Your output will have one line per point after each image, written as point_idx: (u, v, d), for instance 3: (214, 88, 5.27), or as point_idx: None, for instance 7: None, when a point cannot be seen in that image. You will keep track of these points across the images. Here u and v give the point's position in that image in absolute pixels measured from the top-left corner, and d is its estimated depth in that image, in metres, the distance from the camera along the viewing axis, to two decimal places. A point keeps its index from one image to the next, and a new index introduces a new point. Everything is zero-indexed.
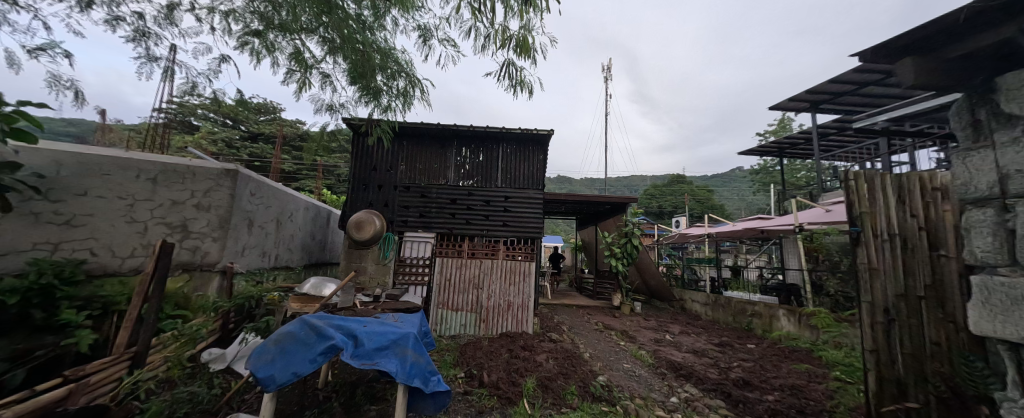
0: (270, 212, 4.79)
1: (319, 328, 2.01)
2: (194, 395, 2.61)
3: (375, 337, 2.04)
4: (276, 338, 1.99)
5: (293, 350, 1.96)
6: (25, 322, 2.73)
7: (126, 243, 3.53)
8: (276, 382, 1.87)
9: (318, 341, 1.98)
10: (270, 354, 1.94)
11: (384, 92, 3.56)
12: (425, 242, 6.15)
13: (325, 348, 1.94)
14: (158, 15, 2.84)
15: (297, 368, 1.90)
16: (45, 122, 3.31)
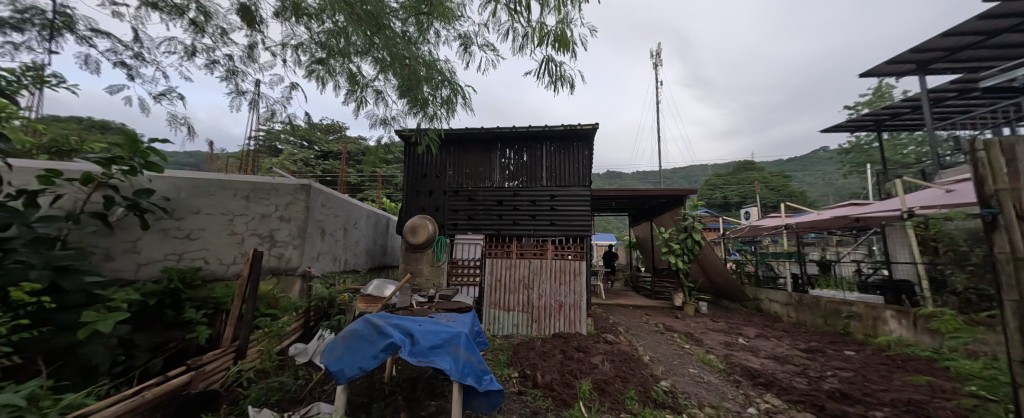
0: (338, 221, 5.29)
1: (379, 326, 2.16)
2: (284, 385, 3.00)
3: (429, 336, 2.13)
4: (344, 335, 2.19)
5: (358, 347, 2.13)
6: (161, 319, 3.35)
7: (228, 252, 4.14)
8: (346, 375, 2.05)
9: (379, 338, 2.12)
10: (339, 350, 2.15)
11: (431, 102, 3.71)
12: (476, 244, 6.32)
13: (385, 345, 2.07)
14: (242, 55, 3.28)
15: (362, 363, 2.06)
16: (170, 155, 4.04)
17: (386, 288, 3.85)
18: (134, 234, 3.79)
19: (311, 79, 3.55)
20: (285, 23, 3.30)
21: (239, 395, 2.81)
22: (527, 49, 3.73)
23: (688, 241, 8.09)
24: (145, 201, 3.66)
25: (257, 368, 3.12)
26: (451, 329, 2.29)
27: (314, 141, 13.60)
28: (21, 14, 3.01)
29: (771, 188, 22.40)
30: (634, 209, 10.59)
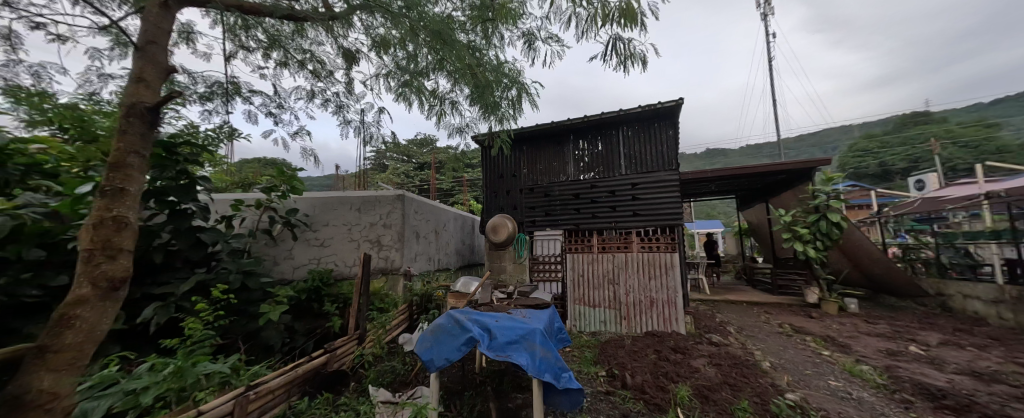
0: (430, 225, 5.87)
1: (461, 321, 2.33)
2: (394, 369, 3.48)
3: (505, 332, 2.20)
4: (432, 329, 2.43)
5: (444, 340, 2.34)
6: (308, 310, 4.26)
7: (349, 256, 4.94)
8: (436, 365, 2.28)
9: (460, 333, 2.29)
10: (429, 341, 2.39)
11: (501, 104, 3.76)
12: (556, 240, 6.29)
13: (466, 338, 2.22)
14: (343, 91, 3.90)
15: (448, 354, 2.25)
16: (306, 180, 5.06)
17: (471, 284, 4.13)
18: (288, 245, 4.86)
19: (400, 101, 3.89)
20: (375, 57, 3.70)
21: (362, 375, 3.38)
22: (591, 33, 3.55)
23: (821, 223, 6.57)
24: (293, 218, 4.68)
25: (374, 353, 3.67)
26: (530, 324, 2.36)
27: (412, 155, 15.42)
28: (211, 89, 4.11)
29: (961, 144, 16.53)
30: (742, 190, 9.10)
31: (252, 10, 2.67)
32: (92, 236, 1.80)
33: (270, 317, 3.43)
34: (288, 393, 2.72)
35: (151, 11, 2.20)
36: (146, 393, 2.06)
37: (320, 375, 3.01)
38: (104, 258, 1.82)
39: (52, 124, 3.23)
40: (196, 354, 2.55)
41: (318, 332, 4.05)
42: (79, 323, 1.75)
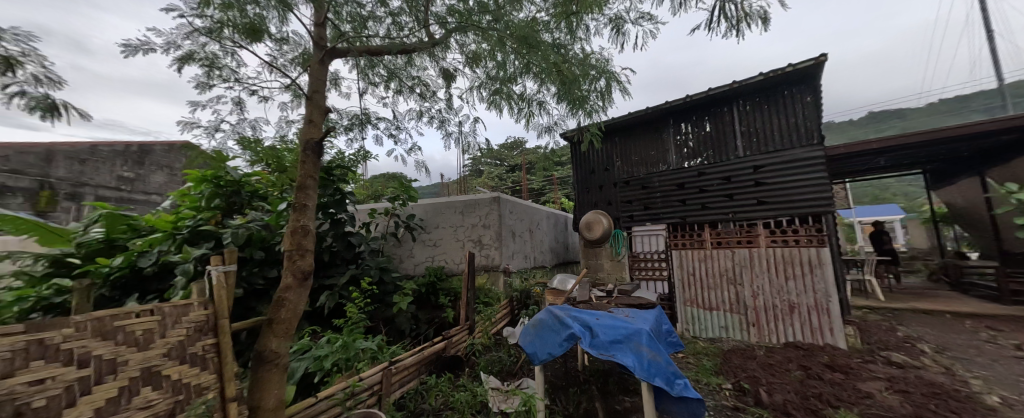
0: (524, 224, 6.08)
1: (560, 317, 2.35)
2: (502, 360, 3.71)
3: (608, 331, 2.13)
4: (533, 323, 2.53)
5: (546, 335, 2.38)
6: (427, 302, 4.85)
7: (456, 256, 5.41)
8: (539, 358, 2.32)
9: (561, 328, 2.31)
10: (531, 335, 2.48)
11: (589, 98, 3.57)
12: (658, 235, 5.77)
13: (567, 334, 2.22)
14: (444, 108, 4.31)
15: (551, 349, 2.27)
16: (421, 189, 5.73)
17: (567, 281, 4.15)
18: (409, 245, 5.63)
19: (492, 109, 4.13)
20: (469, 72, 3.97)
21: (473, 361, 3.70)
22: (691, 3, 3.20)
23: None
24: (412, 222, 5.40)
25: (484, 343, 3.95)
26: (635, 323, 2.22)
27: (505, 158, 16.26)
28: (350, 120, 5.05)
29: None
30: (923, 162, 6.87)
31: (379, 52, 2.94)
32: (290, 239, 2.06)
33: (401, 306, 4.04)
34: (418, 371, 3.15)
35: (313, 65, 2.57)
36: (326, 359, 2.63)
37: (440, 358, 3.41)
38: (298, 252, 2.07)
39: (261, 162, 4.10)
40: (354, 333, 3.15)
41: (437, 321, 4.59)
42: (287, 303, 2.02)
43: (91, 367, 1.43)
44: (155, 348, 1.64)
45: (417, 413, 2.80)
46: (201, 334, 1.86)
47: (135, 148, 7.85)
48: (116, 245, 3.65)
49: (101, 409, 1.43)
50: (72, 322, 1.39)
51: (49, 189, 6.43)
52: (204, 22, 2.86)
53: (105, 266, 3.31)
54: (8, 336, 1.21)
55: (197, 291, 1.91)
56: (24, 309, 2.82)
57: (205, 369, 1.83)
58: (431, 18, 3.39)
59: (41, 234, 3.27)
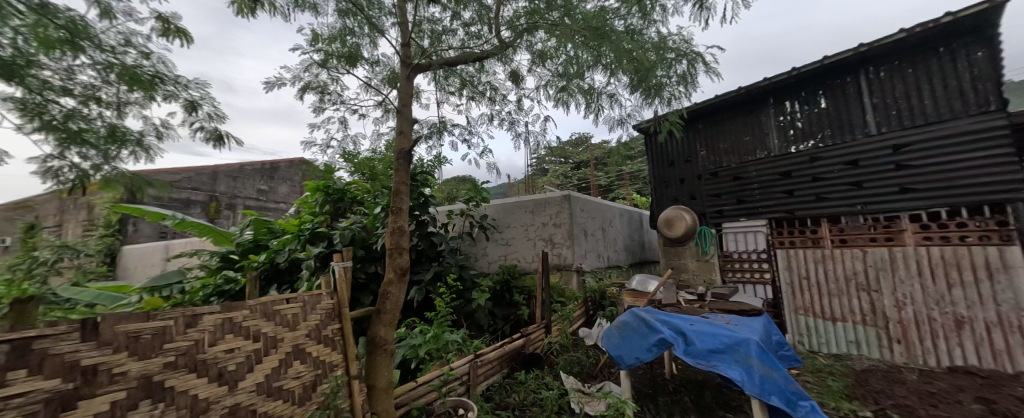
0: (597, 222, 5.88)
1: (648, 321, 2.21)
2: (579, 361, 3.61)
3: (707, 340, 1.99)
4: (617, 325, 2.40)
5: (632, 338, 2.26)
6: (502, 299, 4.90)
7: (529, 255, 5.40)
8: (626, 362, 2.21)
9: (649, 333, 2.17)
10: (615, 337, 2.36)
11: (667, 84, 3.26)
12: (756, 233, 5.34)
13: (656, 339, 2.08)
14: (514, 110, 4.29)
15: (639, 354, 2.15)
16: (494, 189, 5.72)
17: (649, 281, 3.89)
18: (483, 244, 5.77)
19: (559, 106, 4.05)
20: (537, 70, 3.92)
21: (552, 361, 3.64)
22: None
23: None
24: (485, 222, 5.53)
25: (561, 342, 3.89)
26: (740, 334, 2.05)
27: (570, 156, 16.13)
28: None
29: None
30: None
31: (456, 63, 3.01)
32: (389, 240, 2.21)
33: (479, 302, 4.12)
34: (500, 365, 3.20)
35: (402, 79, 2.75)
36: (421, 348, 2.78)
37: (521, 355, 3.42)
38: (396, 250, 2.21)
39: (358, 172, 4.71)
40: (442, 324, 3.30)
41: (512, 318, 4.66)
42: (391, 297, 2.19)
43: (262, 341, 1.67)
44: (301, 329, 1.87)
45: (503, 407, 2.84)
46: (330, 319, 2.10)
47: (269, 167, 10.73)
48: (260, 244, 4.44)
49: (269, 376, 1.67)
50: (246, 304, 1.64)
51: (216, 201, 9.28)
52: (323, 56, 3.30)
53: (255, 261, 4.03)
54: (212, 313, 1.46)
55: (325, 282, 2.17)
56: (208, 293, 3.77)
57: (334, 349, 2.07)
58: (502, 23, 3.39)
59: (214, 236, 4.11)
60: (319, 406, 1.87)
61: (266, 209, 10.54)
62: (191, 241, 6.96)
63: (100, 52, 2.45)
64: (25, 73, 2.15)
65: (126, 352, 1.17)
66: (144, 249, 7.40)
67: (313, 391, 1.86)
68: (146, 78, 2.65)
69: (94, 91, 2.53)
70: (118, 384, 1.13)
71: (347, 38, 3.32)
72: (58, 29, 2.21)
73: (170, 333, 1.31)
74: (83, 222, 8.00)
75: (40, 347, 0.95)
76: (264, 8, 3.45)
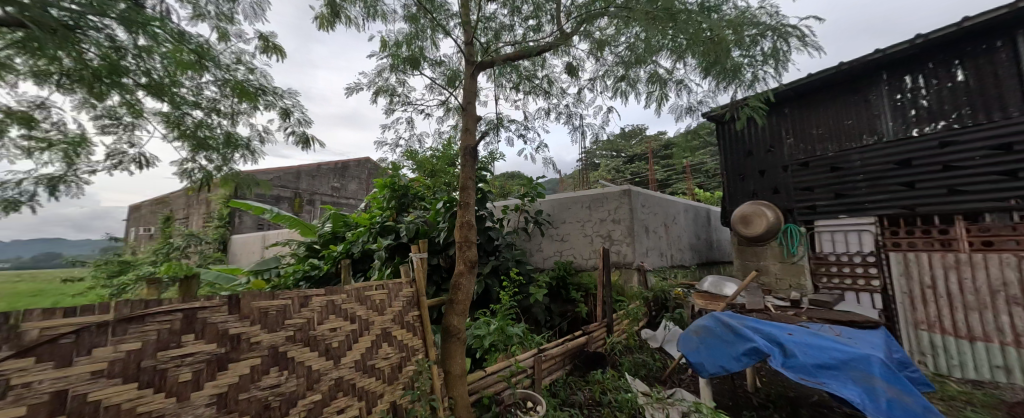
0: (659, 218, 5.59)
1: (734, 329, 2.61)
2: (646, 364, 3.63)
3: (812, 356, 2.33)
4: (696, 331, 2.80)
5: (713, 346, 2.67)
6: (558, 295, 4.84)
7: (586, 251, 5.26)
8: (708, 371, 2.61)
9: (737, 344, 2.56)
10: (695, 343, 2.76)
11: (747, 65, 2.93)
12: (864, 233, 4.76)
13: (747, 350, 2.47)
14: (574, 102, 4.13)
15: (724, 364, 2.54)
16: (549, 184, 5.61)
17: (726, 289, 4.28)
18: (538, 239, 5.75)
19: (616, 98, 3.89)
20: (594, 59, 3.76)
21: (616, 361, 3.53)
22: None
23: None
24: (540, 217, 5.49)
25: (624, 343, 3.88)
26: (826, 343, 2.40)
27: (622, 149, 15.57)
28: None
29: None
30: None
31: (518, 58, 3.00)
32: (459, 233, 2.27)
33: (538, 297, 4.02)
34: (562, 362, 3.17)
35: (466, 78, 2.80)
36: (486, 338, 2.76)
37: (583, 352, 3.35)
38: (464, 243, 2.26)
39: (403, 158, 4.71)
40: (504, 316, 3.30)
41: (569, 315, 4.61)
42: (462, 288, 2.24)
43: (357, 323, 1.87)
44: (387, 314, 2.04)
45: (570, 403, 2.85)
46: (411, 307, 2.24)
47: (340, 166, 11.74)
48: (337, 236, 4.83)
49: (364, 355, 1.85)
50: (344, 289, 1.87)
51: (300, 197, 10.39)
52: (393, 60, 3.52)
53: (334, 251, 4.39)
54: (318, 295, 1.71)
55: (404, 271, 2.33)
56: (297, 277, 4.36)
57: (415, 334, 2.20)
58: (564, 15, 3.33)
59: (302, 227, 4.95)
60: (404, 386, 2.02)
61: (339, 204, 11.56)
62: (281, 232, 7.87)
63: (222, 71, 2.93)
64: (172, 91, 2.70)
65: (260, 325, 1.45)
66: (245, 239, 8.51)
67: (399, 372, 2.02)
68: (252, 90, 3.08)
69: (215, 104, 2.99)
70: (254, 351, 1.41)
71: (413, 44, 3.50)
72: (190, 53, 2.66)
73: (290, 310, 1.58)
74: (201, 214, 9.47)
75: (202, 316, 1.28)
76: (342, 21, 3.78)
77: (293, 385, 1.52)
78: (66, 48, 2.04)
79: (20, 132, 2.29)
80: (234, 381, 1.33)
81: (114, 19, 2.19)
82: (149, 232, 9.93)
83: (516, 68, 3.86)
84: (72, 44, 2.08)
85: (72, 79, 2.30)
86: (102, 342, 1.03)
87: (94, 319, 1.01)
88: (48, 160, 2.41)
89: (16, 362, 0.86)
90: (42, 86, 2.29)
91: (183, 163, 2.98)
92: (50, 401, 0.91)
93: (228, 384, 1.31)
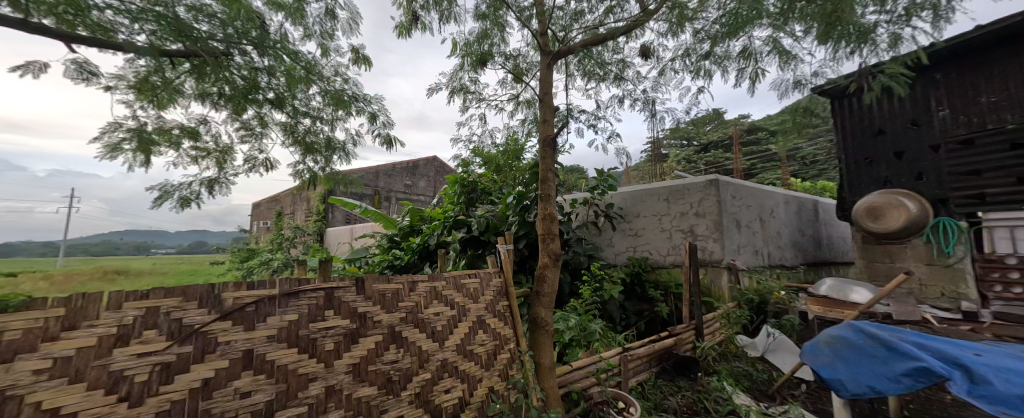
0: (752, 211, 5.10)
1: (887, 344, 2.52)
2: (749, 374, 3.35)
3: (1011, 384, 1.99)
4: (832, 345, 2.78)
5: (858, 363, 2.56)
6: (633, 293, 4.57)
7: (664, 246, 4.96)
8: (850, 390, 2.47)
9: (893, 363, 2.41)
10: (830, 357, 2.72)
11: (877, 26, 2.42)
12: None
13: (907, 369, 2.30)
14: (651, 88, 3.86)
15: (872, 383, 2.39)
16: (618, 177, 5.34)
17: (852, 294, 3.97)
18: (609, 234, 5.52)
19: (698, 79, 3.55)
20: (676, 37, 3.45)
21: (711, 368, 3.27)
22: None
23: None
24: (611, 211, 5.28)
25: (720, 350, 3.58)
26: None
27: (695, 137, 14.29)
28: None
29: None
30: None
31: (597, 42, 2.87)
32: (541, 226, 2.26)
33: (614, 293, 3.81)
34: (649, 363, 2.99)
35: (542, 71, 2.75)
36: (567, 333, 2.75)
37: (673, 355, 3.16)
38: (548, 237, 2.25)
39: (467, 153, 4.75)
40: (583, 311, 3.24)
41: (647, 315, 4.32)
42: (548, 281, 2.23)
43: (455, 309, 1.96)
44: (481, 302, 2.11)
45: (662, 409, 2.65)
46: (501, 296, 2.28)
47: (410, 165, 12.59)
48: (414, 230, 5.13)
49: (464, 340, 1.93)
50: (443, 277, 1.98)
51: (379, 194, 11.38)
52: (467, 59, 3.62)
53: (412, 244, 4.69)
54: (422, 281, 1.86)
55: (492, 262, 2.40)
56: (383, 266, 4.77)
57: (507, 323, 2.22)
58: None
59: (384, 221, 5.39)
60: (500, 373, 2.05)
61: (411, 200, 12.42)
62: (367, 225, 8.69)
63: (326, 83, 3.30)
64: (289, 103, 3.18)
65: (379, 305, 1.63)
66: (337, 231, 9.57)
67: (495, 358, 2.05)
68: (346, 99, 3.42)
69: (319, 113, 3.39)
70: (377, 329, 1.58)
71: (484, 42, 3.56)
72: (302, 69, 3.08)
73: (402, 294, 1.74)
74: (303, 210, 10.87)
75: (339, 295, 1.51)
76: (418, 27, 3.98)
77: (408, 362, 1.64)
78: (221, 72, 2.64)
79: (190, 145, 2.93)
80: (363, 354, 1.50)
81: (248, 44, 2.69)
82: (267, 225, 11.76)
83: (589, 55, 3.72)
84: (225, 68, 2.67)
85: (227, 99, 2.91)
86: (273, 311, 1.32)
87: (266, 293, 1.31)
88: (207, 165, 3.07)
89: (220, 324, 1.17)
90: (207, 106, 2.92)
91: (296, 165, 3.53)
92: (242, 357, 1.20)
93: (360, 355, 1.49)
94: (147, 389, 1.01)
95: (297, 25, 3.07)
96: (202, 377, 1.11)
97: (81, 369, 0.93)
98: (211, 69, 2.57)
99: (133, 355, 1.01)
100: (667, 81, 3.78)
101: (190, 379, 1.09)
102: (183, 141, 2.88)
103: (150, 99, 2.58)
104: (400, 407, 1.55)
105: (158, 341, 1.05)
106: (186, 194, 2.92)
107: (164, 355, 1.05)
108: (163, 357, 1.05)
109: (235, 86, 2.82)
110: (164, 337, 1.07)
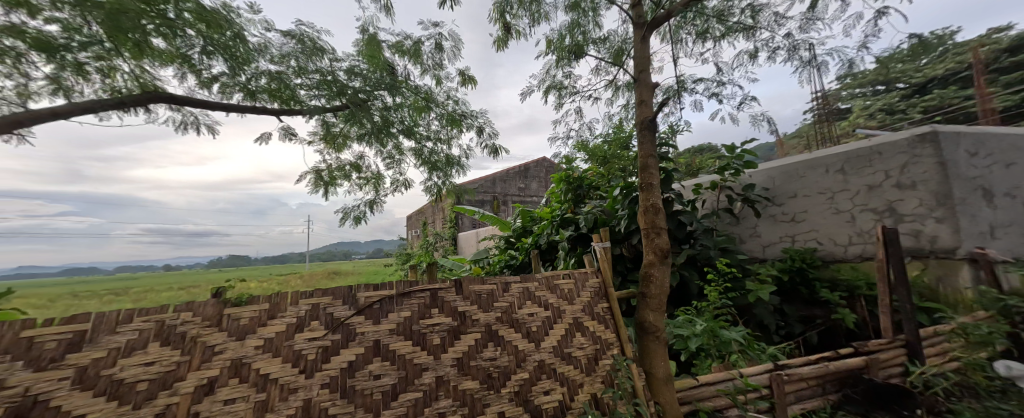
0: (1016, 171, 3.33)
1: None
2: None
3: None
4: None
5: None
6: (797, 295, 3.59)
7: (842, 232, 3.75)
8: None
9: None
10: None
11: None
12: None
13: None
14: (800, 27, 2.99)
15: None
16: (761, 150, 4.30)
17: None
18: (752, 221, 4.54)
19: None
20: None
21: (941, 406, 2.24)
22: None
23: None
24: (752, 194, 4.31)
25: (957, 380, 2.44)
26: None
27: (893, 79, 10.31)
28: None
29: None
30: None
31: None
32: (642, 219, 2.03)
33: (763, 295, 3.09)
34: (821, 388, 2.31)
35: (636, 45, 2.45)
36: (692, 341, 2.37)
37: (863, 381, 2.34)
38: (653, 233, 1.99)
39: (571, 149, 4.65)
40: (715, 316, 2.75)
41: (818, 321, 3.33)
42: (658, 280, 1.97)
43: (551, 310, 1.93)
44: (577, 304, 2.02)
45: None
46: (600, 298, 2.14)
47: (524, 169, 13.18)
48: (526, 230, 5.34)
49: (562, 343, 1.88)
50: (535, 278, 1.98)
51: (498, 200, 12.31)
52: (558, 55, 3.56)
53: (526, 244, 4.90)
54: (515, 282, 1.90)
55: (589, 262, 2.28)
56: (501, 266, 5.13)
57: (608, 327, 2.07)
58: None
59: (499, 222, 5.80)
60: (603, 380, 1.92)
61: (526, 202, 12.98)
62: (489, 228, 9.50)
63: (441, 107, 3.80)
64: (416, 131, 3.71)
65: (477, 305, 1.75)
66: (466, 236, 10.79)
67: (597, 364, 1.94)
68: (457, 117, 3.84)
69: (439, 134, 3.88)
70: (476, 327, 1.70)
71: (575, 32, 3.44)
72: (423, 100, 3.67)
73: (497, 294, 1.82)
74: (440, 218, 12.68)
75: (442, 296, 1.68)
76: (513, 36, 4.14)
77: (506, 361, 1.71)
78: (366, 113, 3.37)
79: (357, 175, 3.82)
80: (465, 349, 1.63)
81: (383, 88, 3.38)
82: (417, 232, 14.25)
83: (701, 12, 3.15)
84: (369, 110, 3.40)
85: (372, 137, 3.58)
86: (393, 309, 1.56)
87: (388, 293, 1.56)
88: (366, 190, 3.91)
89: (357, 318, 1.47)
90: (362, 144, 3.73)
91: (426, 182, 4.15)
92: (372, 346, 1.46)
93: (462, 351, 1.63)
94: (315, 365, 1.34)
95: (417, 64, 3.62)
96: (347, 359, 1.39)
97: (279, 346, 1.31)
98: (360, 115, 3.36)
99: (305, 339, 1.35)
100: (823, 13, 2.87)
101: (340, 361, 1.38)
102: (352, 173, 3.77)
103: (332, 144, 3.56)
104: (502, 403, 1.63)
105: (319, 329, 1.39)
106: (357, 213, 3.80)
107: (323, 340, 1.38)
108: (323, 342, 1.38)
109: (376, 124, 3.50)
110: (324, 326, 1.40)
